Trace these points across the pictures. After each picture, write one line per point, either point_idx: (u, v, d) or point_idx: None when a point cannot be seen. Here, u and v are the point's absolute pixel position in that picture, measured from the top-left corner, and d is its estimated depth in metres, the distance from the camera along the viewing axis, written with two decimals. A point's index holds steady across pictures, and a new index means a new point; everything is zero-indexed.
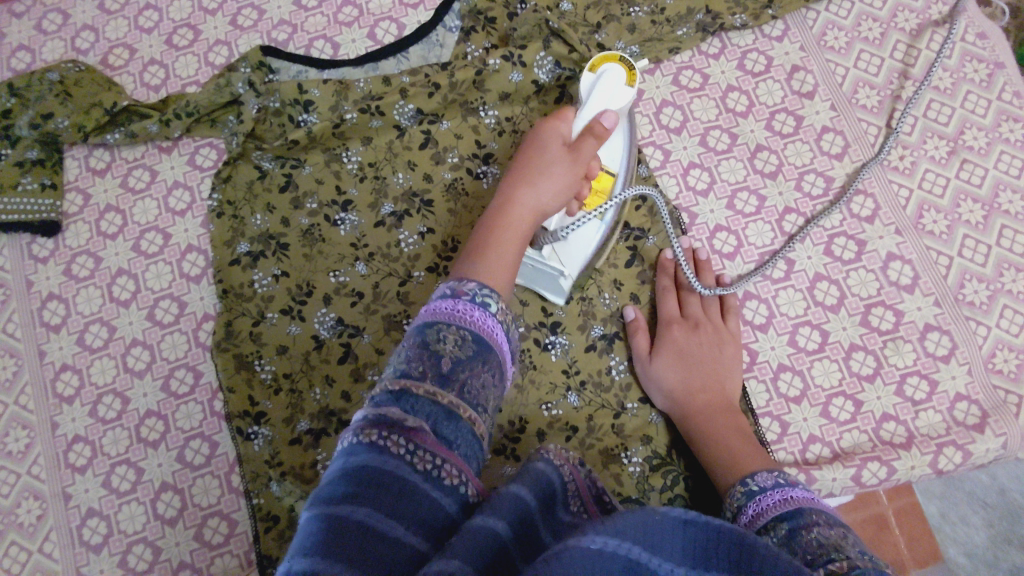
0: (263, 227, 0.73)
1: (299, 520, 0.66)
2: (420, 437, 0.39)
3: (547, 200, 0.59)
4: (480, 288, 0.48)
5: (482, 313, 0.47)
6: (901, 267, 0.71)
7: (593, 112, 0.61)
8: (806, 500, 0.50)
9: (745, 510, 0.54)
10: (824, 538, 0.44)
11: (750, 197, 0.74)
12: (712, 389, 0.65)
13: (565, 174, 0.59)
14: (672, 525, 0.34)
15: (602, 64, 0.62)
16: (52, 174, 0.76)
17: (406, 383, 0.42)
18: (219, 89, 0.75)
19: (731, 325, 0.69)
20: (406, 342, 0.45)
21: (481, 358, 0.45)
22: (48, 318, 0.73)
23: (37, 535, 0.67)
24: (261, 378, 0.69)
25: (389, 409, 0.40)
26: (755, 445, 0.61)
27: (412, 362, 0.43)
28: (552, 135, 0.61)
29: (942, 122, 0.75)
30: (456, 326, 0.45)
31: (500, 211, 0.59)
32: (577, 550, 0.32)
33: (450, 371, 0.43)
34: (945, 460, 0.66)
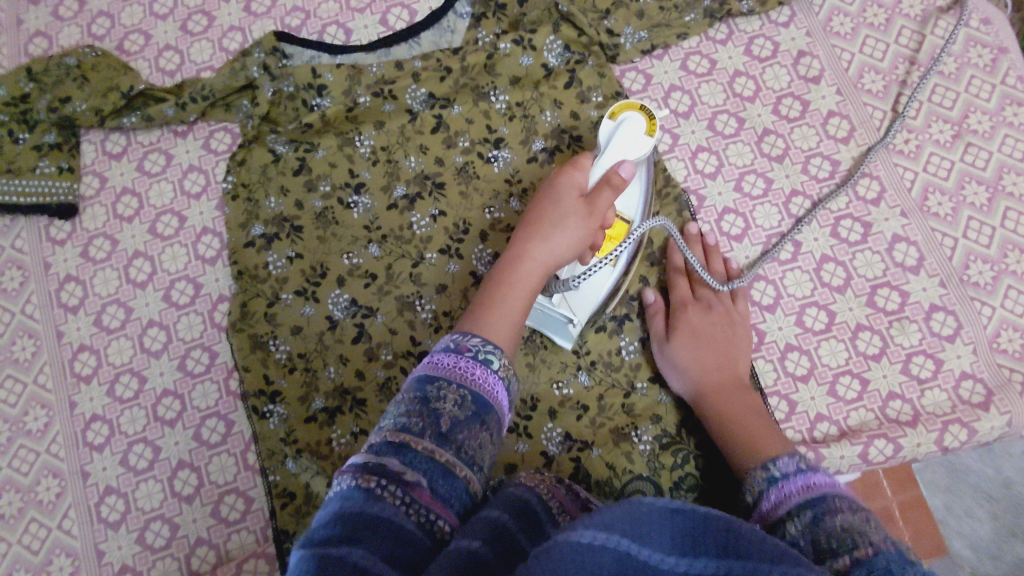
0: (278, 210, 0.74)
1: (314, 497, 0.67)
2: (417, 490, 0.39)
3: (558, 254, 0.59)
4: (482, 344, 0.49)
5: (482, 370, 0.47)
6: (907, 248, 0.73)
7: (611, 162, 0.62)
8: (828, 486, 0.48)
9: (766, 498, 0.51)
10: (849, 525, 0.43)
11: (758, 180, 0.75)
12: (726, 369, 0.66)
13: (580, 224, 0.59)
14: (658, 515, 0.36)
15: (622, 112, 0.64)
16: (69, 158, 0.77)
17: (405, 436, 0.41)
18: (234, 74, 0.76)
19: (741, 307, 0.70)
20: (405, 395, 0.45)
21: (478, 419, 0.44)
22: (66, 299, 0.74)
23: (56, 512, 0.68)
24: (276, 357, 0.70)
25: (387, 459, 0.40)
26: (771, 420, 0.61)
27: (412, 416, 0.43)
28: (568, 183, 0.61)
29: (947, 106, 0.76)
30: (457, 383, 0.46)
31: (510, 263, 0.59)
32: (566, 545, 0.33)
33: (449, 429, 0.43)
34: (951, 438, 0.67)
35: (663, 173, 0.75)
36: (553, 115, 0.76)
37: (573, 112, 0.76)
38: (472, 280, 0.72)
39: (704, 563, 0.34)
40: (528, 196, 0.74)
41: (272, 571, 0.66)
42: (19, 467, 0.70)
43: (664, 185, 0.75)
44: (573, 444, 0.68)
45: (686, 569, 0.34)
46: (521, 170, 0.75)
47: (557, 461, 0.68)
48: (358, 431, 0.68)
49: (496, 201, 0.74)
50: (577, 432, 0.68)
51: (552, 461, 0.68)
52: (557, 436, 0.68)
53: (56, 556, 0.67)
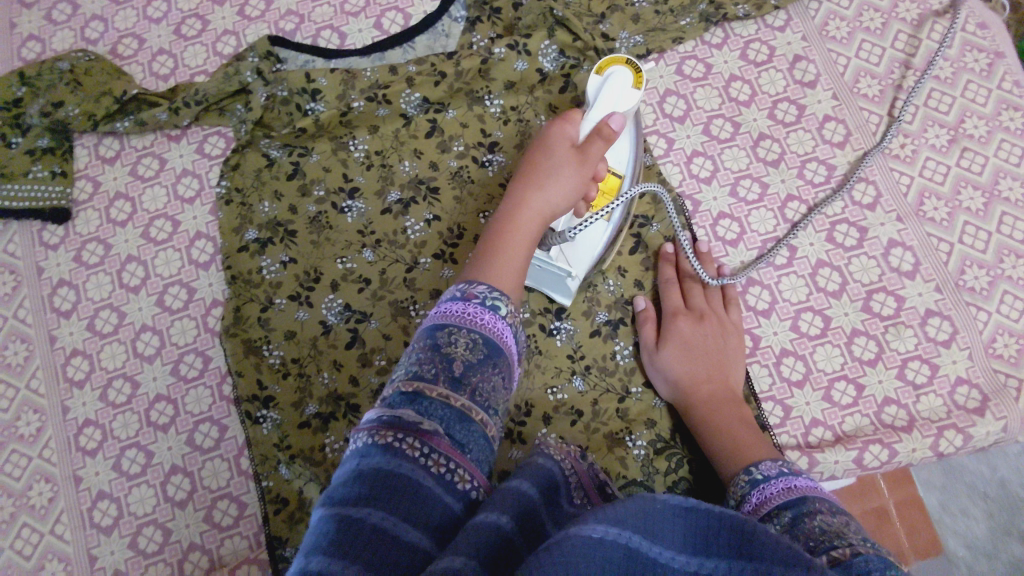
0: (271, 215, 0.74)
1: (307, 502, 0.67)
2: (434, 440, 0.40)
3: (554, 206, 0.59)
4: (489, 291, 0.49)
5: (491, 316, 0.48)
6: (902, 254, 0.72)
7: (601, 114, 0.61)
8: (809, 489, 0.50)
9: (749, 499, 0.54)
10: (828, 526, 0.45)
11: (753, 184, 0.75)
12: (717, 380, 0.66)
13: (573, 175, 0.59)
14: (671, 513, 0.35)
15: (607, 67, 0.63)
16: (62, 162, 0.76)
17: (419, 385, 0.43)
18: (228, 78, 0.76)
19: (733, 315, 0.70)
20: (417, 344, 0.46)
21: (490, 361, 0.46)
22: (58, 304, 0.74)
23: (48, 517, 0.68)
24: (269, 362, 0.70)
25: (404, 408, 0.41)
26: (760, 434, 0.62)
27: (424, 364, 0.44)
28: (560, 137, 0.61)
29: (943, 111, 0.76)
30: (467, 329, 0.46)
31: (507, 216, 0.59)
32: (577, 539, 0.32)
33: (461, 374, 0.44)
34: (946, 443, 0.67)
35: (658, 177, 0.75)
36: (547, 119, 0.76)
37: None
38: None
39: (715, 563, 0.33)
40: None
41: None
42: (12, 472, 0.69)
43: (659, 190, 0.75)
44: None
45: (697, 569, 0.33)
46: (516, 174, 0.74)
47: None
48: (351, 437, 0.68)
49: (490, 205, 0.74)
50: (571, 438, 0.68)
51: None
52: (551, 442, 0.68)
53: (48, 561, 0.67)
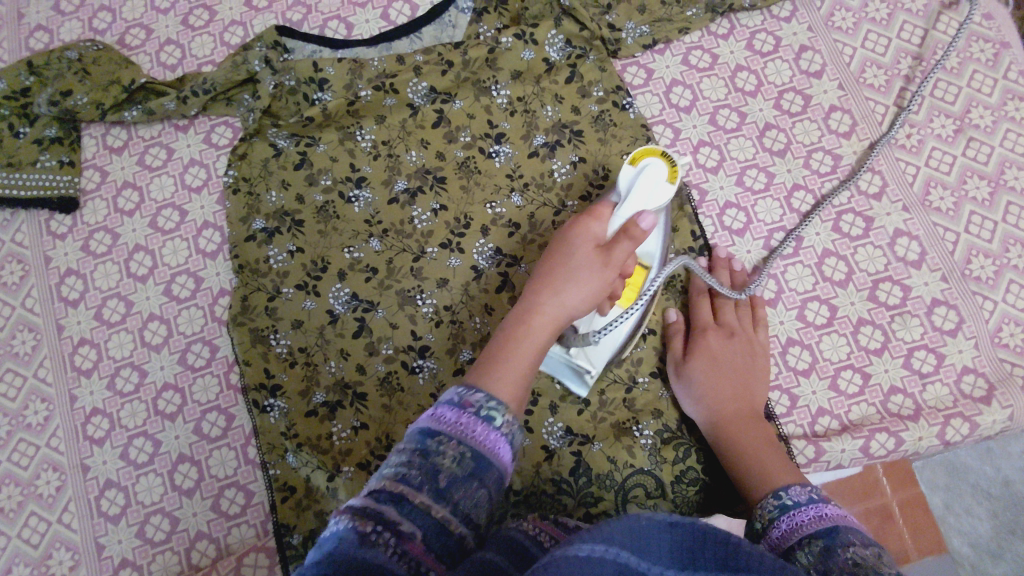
0: (278, 204, 0.74)
1: (315, 490, 0.67)
2: (409, 544, 0.37)
3: (573, 308, 0.57)
4: (487, 398, 0.45)
5: (486, 428, 0.43)
6: (908, 243, 0.72)
7: (632, 211, 0.60)
8: (841, 518, 0.48)
9: (777, 525, 0.52)
10: (860, 559, 0.42)
11: (760, 174, 0.75)
12: (743, 400, 0.64)
13: (594, 277, 0.57)
14: (657, 530, 0.36)
15: (643, 158, 0.62)
16: (70, 151, 0.77)
17: (403, 487, 0.39)
18: (236, 67, 0.76)
19: (763, 337, 0.69)
20: (405, 446, 0.42)
21: (481, 477, 0.41)
22: (66, 293, 0.74)
23: (56, 505, 0.68)
24: (277, 352, 0.70)
25: (384, 509, 0.38)
26: (785, 458, 0.60)
27: (412, 467, 0.40)
28: (584, 233, 0.59)
29: (949, 101, 0.76)
30: (459, 439, 0.42)
31: (523, 313, 0.56)
32: (566, 561, 0.33)
33: (446, 485, 0.40)
34: (952, 432, 0.67)
35: None
36: (554, 109, 0.76)
37: (574, 107, 0.76)
38: (473, 275, 0.72)
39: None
40: (530, 191, 0.74)
41: (272, 566, 0.66)
42: (19, 461, 0.70)
43: None
44: (574, 438, 0.68)
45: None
46: (522, 164, 0.75)
47: (558, 455, 0.67)
48: (358, 426, 0.68)
49: (497, 195, 0.74)
50: (578, 427, 0.68)
51: (553, 456, 0.67)
52: (558, 431, 0.68)
53: (56, 550, 0.67)
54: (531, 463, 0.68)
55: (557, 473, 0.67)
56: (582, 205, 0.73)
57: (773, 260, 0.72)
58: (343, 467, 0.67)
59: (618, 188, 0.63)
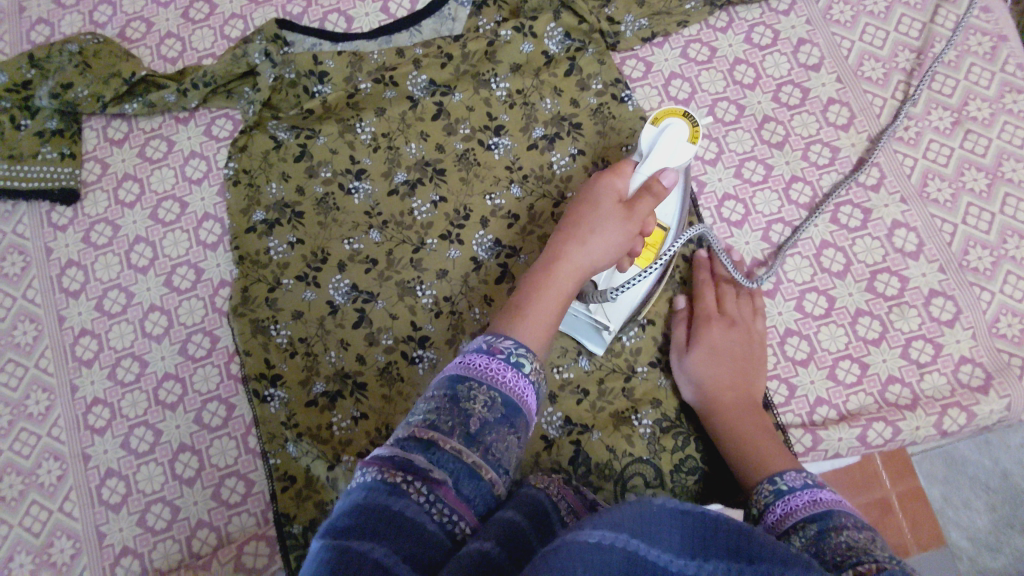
0: (279, 196, 0.74)
1: (315, 479, 0.67)
2: (441, 490, 0.38)
3: (597, 260, 0.57)
4: (515, 347, 0.47)
5: (513, 375, 0.45)
6: (906, 234, 0.73)
7: (652, 169, 0.62)
8: (835, 503, 0.49)
9: (772, 509, 0.53)
10: (853, 542, 0.43)
11: (758, 166, 0.76)
12: (742, 389, 0.65)
13: (618, 229, 0.58)
14: (668, 518, 0.36)
15: (665, 118, 0.64)
16: (71, 144, 0.77)
17: (433, 434, 0.40)
18: (236, 60, 0.76)
19: (763, 327, 0.69)
20: (434, 392, 0.44)
21: (509, 420, 0.43)
22: (67, 284, 0.74)
23: (57, 494, 0.68)
24: (277, 342, 0.70)
25: (415, 455, 0.39)
26: (783, 447, 0.61)
27: (442, 414, 0.42)
28: (608, 189, 0.60)
29: (947, 94, 0.76)
30: (488, 384, 0.44)
31: (547, 264, 0.57)
32: (576, 546, 0.33)
33: (476, 430, 0.41)
34: (950, 421, 0.67)
35: None
36: (553, 102, 0.76)
37: (573, 100, 0.76)
38: (472, 266, 0.72)
39: (714, 564, 0.34)
40: (529, 182, 0.74)
41: (272, 554, 0.66)
42: (20, 450, 0.70)
43: None
44: (574, 427, 0.68)
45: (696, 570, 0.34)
46: (522, 157, 0.75)
47: (557, 444, 0.68)
48: (359, 415, 0.68)
49: (497, 187, 0.74)
50: (577, 416, 0.69)
51: (552, 445, 0.68)
52: (558, 420, 0.68)
53: (57, 539, 0.67)
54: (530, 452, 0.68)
55: (556, 462, 0.67)
56: None
57: (781, 254, 0.72)
58: (343, 456, 0.67)
59: (640, 148, 0.64)
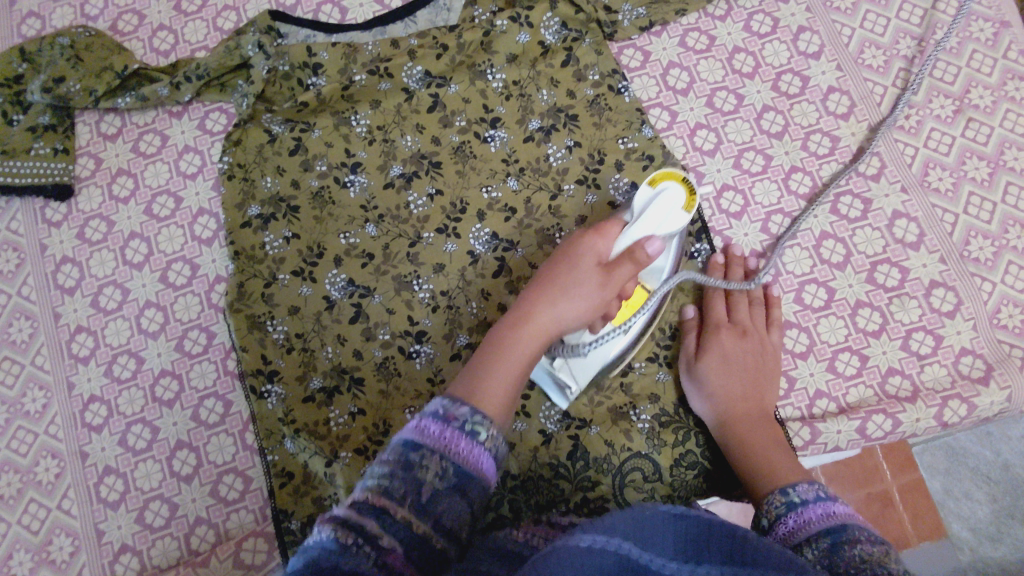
0: (274, 190, 0.74)
1: (313, 475, 0.67)
2: (392, 556, 0.37)
3: (566, 322, 0.56)
4: (472, 412, 0.45)
5: (468, 442, 0.43)
6: (907, 225, 0.72)
7: (641, 234, 0.58)
8: (849, 517, 0.49)
9: (783, 521, 0.52)
10: (867, 556, 0.43)
11: (757, 156, 0.75)
12: (754, 400, 0.64)
13: (591, 294, 0.56)
14: (662, 521, 0.38)
15: (662, 181, 0.60)
16: (64, 139, 0.77)
17: (385, 501, 0.39)
18: (229, 52, 0.75)
19: (774, 337, 0.68)
20: (387, 457, 0.42)
21: (461, 491, 0.41)
22: (62, 281, 0.74)
23: (55, 492, 0.68)
24: (273, 338, 0.70)
25: (365, 522, 0.38)
26: (795, 457, 0.60)
27: (394, 479, 0.41)
28: (588, 251, 0.58)
29: (948, 81, 0.76)
30: (442, 455, 0.42)
31: (516, 323, 0.56)
32: (568, 548, 0.34)
33: (427, 500, 0.40)
34: (951, 413, 0.66)
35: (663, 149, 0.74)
36: (549, 93, 0.75)
37: (569, 91, 0.75)
38: (469, 260, 0.72)
39: (707, 568, 0.35)
40: (525, 175, 0.74)
41: (271, 551, 0.66)
42: (18, 448, 0.70)
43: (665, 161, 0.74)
44: (571, 422, 0.68)
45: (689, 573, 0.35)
46: (518, 149, 0.74)
47: (555, 439, 0.67)
48: (356, 411, 0.68)
49: (493, 180, 0.74)
50: (575, 410, 0.68)
51: (550, 440, 0.67)
52: (555, 415, 0.68)
53: (56, 536, 0.67)
54: (528, 448, 0.68)
55: (554, 457, 0.67)
56: (578, 189, 0.73)
57: (780, 244, 0.71)
58: (340, 452, 0.67)
59: (632, 207, 0.61)
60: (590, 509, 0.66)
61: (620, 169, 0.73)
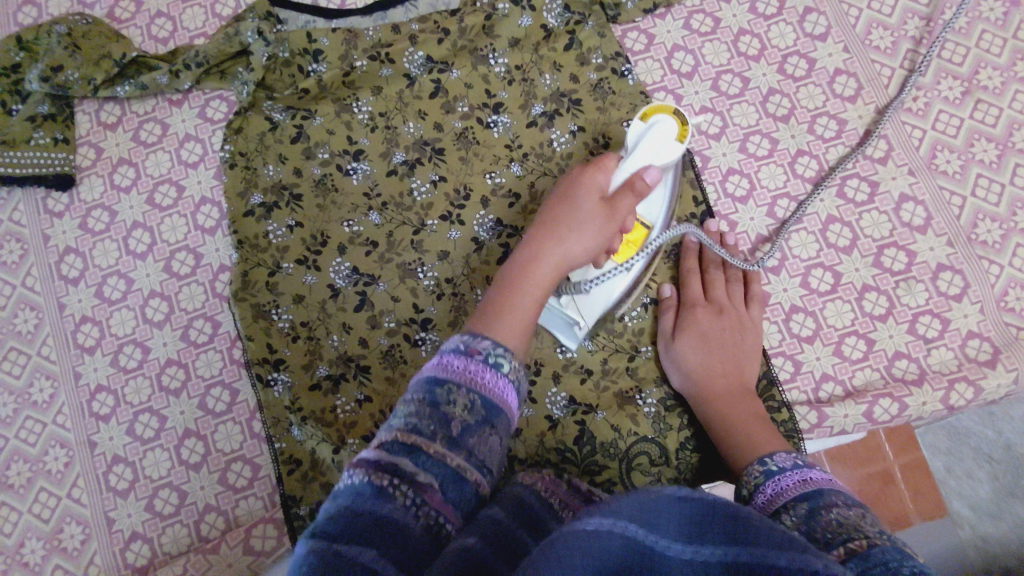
0: (276, 178, 0.73)
1: (321, 462, 0.67)
2: (427, 492, 0.40)
3: (574, 257, 0.58)
4: (493, 346, 0.47)
5: (492, 375, 0.46)
6: (914, 208, 0.71)
7: (637, 166, 0.60)
8: (825, 482, 0.49)
9: (762, 490, 0.52)
10: (843, 519, 0.44)
11: (763, 140, 0.74)
12: (732, 376, 0.64)
13: (597, 228, 0.58)
14: (668, 504, 0.37)
15: (653, 115, 0.62)
16: (64, 128, 0.76)
17: (416, 439, 0.41)
18: (228, 39, 0.75)
19: (754, 313, 0.68)
20: (413, 395, 0.44)
21: (489, 422, 0.44)
22: (66, 271, 0.74)
23: (65, 481, 0.69)
24: (279, 327, 0.70)
25: (399, 461, 0.40)
26: (773, 431, 0.60)
27: (423, 417, 0.43)
28: (589, 186, 0.60)
29: (957, 62, 0.75)
30: (467, 388, 0.44)
31: (527, 262, 0.58)
32: (573, 531, 0.35)
33: (458, 434, 0.43)
34: (957, 396, 0.66)
35: None
36: (552, 78, 0.75)
37: (573, 75, 0.75)
38: (473, 247, 0.71)
39: (710, 550, 0.35)
40: (529, 161, 0.73)
41: (281, 538, 0.66)
42: (27, 438, 0.70)
43: None
44: (578, 407, 0.68)
45: (692, 556, 0.35)
46: (521, 134, 0.74)
47: (562, 424, 0.67)
48: (363, 399, 0.68)
49: (497, 166, 0.73)
50: (581, 396, 0.68)
51: (557, 425, 0.67)
52: (562, 400, 0.68)
53: (67, 524, 0.68)
54: (535, 433, 0.68)
55: (561, 443, 0.67)
56: None
57: (784, 231, 0.71)
58: (348, 439, 0.67)
59: (628, 143, 0.63)
60: (597, 493, 0.66)
61: None
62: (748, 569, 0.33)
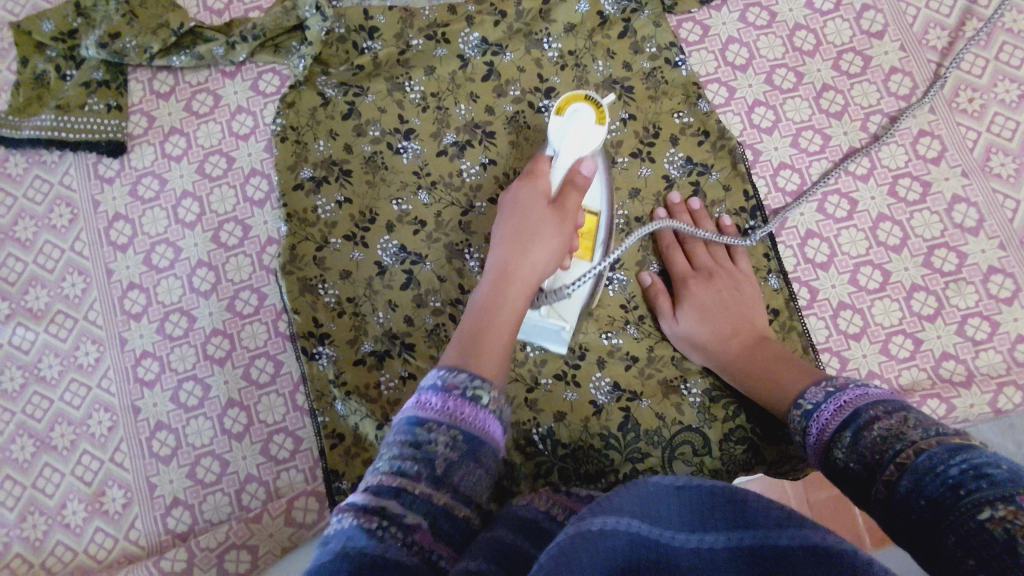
0: (326, 153, 0.73)
1: (364, 437, 0.67)
2: (419, 533, 0.37)
3: (542, 268, 0.57)
4: (471, 377, 0.46)
5: (473, 408, 0.44)
6: (966, 209, 0.71)
7: (570, 161, 0.61)
8: (860, 400, 0.50)
9: (808, 432, 0.53)
10: (886, 433, 0.45)
11: (815, 136, 0.74)
12: (742, 330, 0.65)
13: (555, 231, 0.58)
14: (662, 493, 0.37)
15: (568, 106, 0.61)
16: (117, 95, 0.76)
17: (402, 481, 0.39)
18: (286, 12, 0.75)
19: (742, 266, 0.69)
20: (395, 438, 0.42)
21: (475, 455, 0.42)
22: (115, 238, 0.74)
23: (108, 445, 0.69)
24: (325, 301, 0.70)
25: (386, 505, 0.37)
26: (794, 362, 0.61)
27: (406, 459, 0.40)
28: (531, 195, 0.60)
29: (1014, 65, 0.74)
30: (448, 424, 0.43)
31: (498, 279, 0.56)
32: (580, 535, 0.33)
33: (443, 472, 0.40)
34: (1005, 400, 0.66)
35: (720, 125, 0.73)
36: (605, 64, 0.75)
37: (626, 63, 0.75)
38: None
39: (713, 537, 0.35)
40: None
41: (322, 510, 0.66)
42: (71, 400, 0.70)
43: (720, 137, 0.73)
44: (622, 394, 0.67)
45: (698, 544, 0.35)
46: None
47: (606, 410, 0.67)
48: (407, 376, 0.68)
49: None
50: (626, 383, 0.68)
51: (601, 411, 0.67)
52: (606, 386, 0.68)
53: (109, 487, 0.68)
54: (579, 418, 0.67)
55: (605, 428, 0.67)
56: (632, 162, 0.72)
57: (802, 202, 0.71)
58: (391, 416, 0.67)
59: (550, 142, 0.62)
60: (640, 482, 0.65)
61: (675, 144, 0.73)
62: (753, 551, 0.34)
